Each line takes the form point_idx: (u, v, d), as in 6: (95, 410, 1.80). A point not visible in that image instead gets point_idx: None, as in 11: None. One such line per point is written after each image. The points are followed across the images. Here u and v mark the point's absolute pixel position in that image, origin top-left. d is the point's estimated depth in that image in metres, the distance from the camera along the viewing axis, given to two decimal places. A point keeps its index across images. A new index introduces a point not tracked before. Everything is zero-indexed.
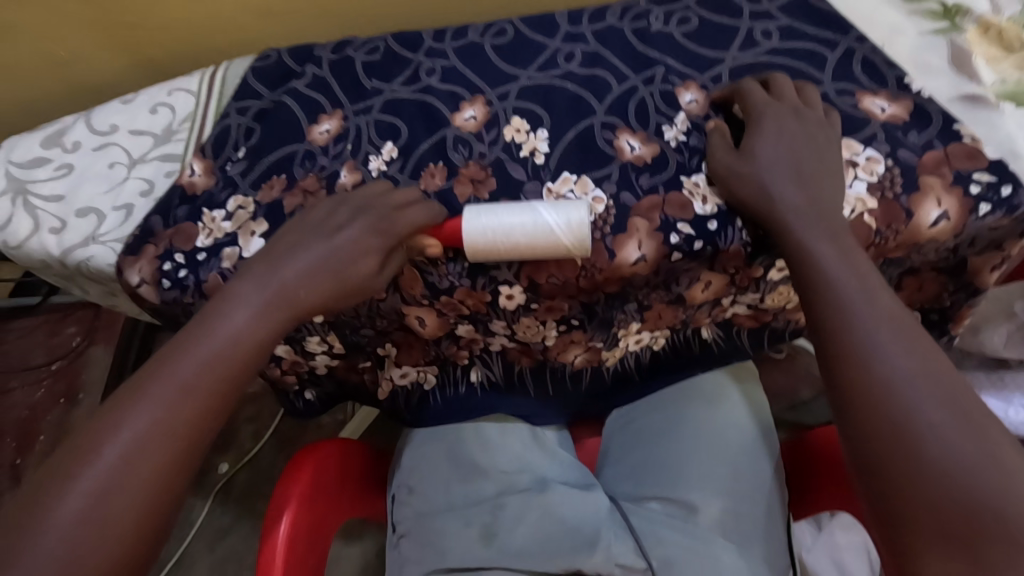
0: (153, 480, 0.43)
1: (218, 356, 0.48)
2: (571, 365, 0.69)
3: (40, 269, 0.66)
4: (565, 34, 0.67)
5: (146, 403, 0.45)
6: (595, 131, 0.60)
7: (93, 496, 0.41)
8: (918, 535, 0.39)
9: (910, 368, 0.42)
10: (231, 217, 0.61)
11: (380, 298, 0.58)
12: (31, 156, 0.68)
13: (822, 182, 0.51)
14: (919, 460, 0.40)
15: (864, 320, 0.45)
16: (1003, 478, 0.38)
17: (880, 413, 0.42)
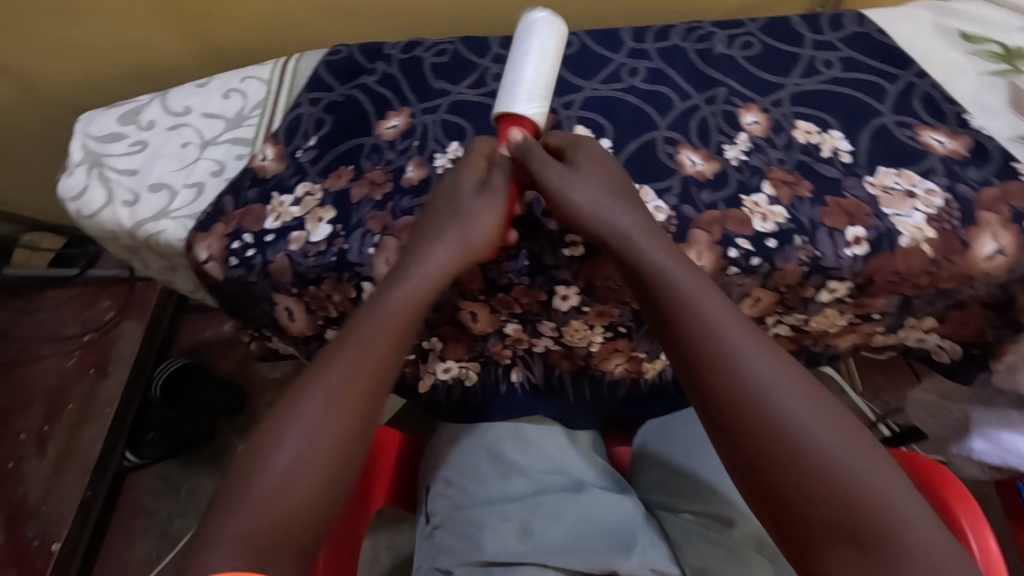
0: (328, 463, 0.46)
1: (380, 346, 0.50)
2: (610, 374, 0.71)
3: (109, 239, 0.68)
4: (630, 50, 0.69)
5: (321, 391, 0.48)
6: (657, 145, 0.62)
7: (281, 476, 0.45)
8: (818, 539, 0.41)
9: (780, 382, 0.45)
10: (300, 202, 0.63)
11: (439, 290, 0.60)
12: (108, 131, 0.71)
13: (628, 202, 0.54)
14: (808, 474, 0.42)
15: (728, 341, 0.46)
16: (872, 474, 0.42)
17: (776, 440, 0.43)
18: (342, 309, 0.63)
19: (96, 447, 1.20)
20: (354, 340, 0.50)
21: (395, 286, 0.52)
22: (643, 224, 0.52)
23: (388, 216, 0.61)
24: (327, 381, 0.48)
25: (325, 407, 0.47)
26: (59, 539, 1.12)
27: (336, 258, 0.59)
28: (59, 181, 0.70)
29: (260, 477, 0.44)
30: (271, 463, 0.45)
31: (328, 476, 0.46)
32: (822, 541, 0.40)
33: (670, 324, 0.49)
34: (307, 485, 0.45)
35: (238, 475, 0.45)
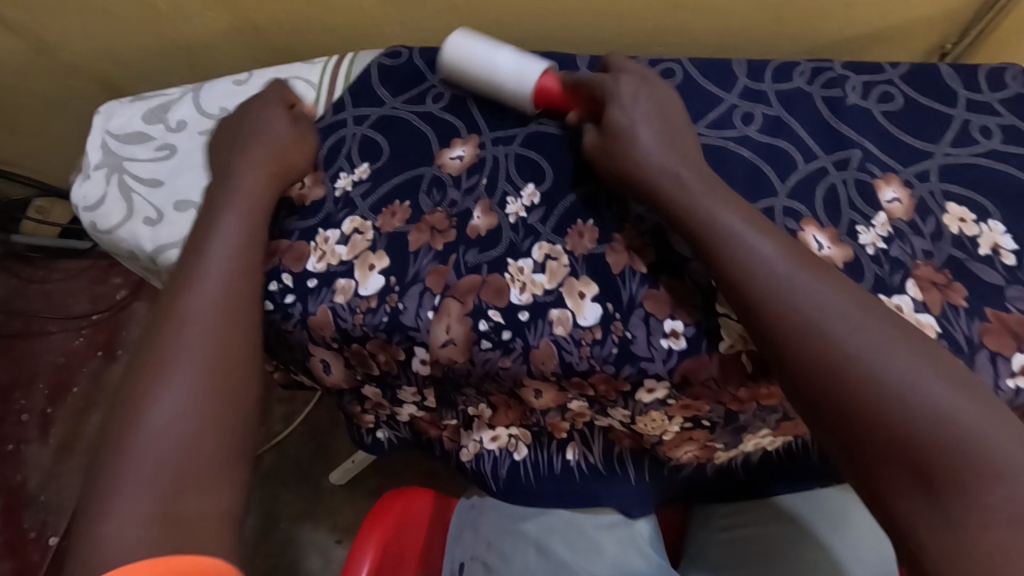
0: (217, 418, 0.44)
1: (232, 283, 0.48)
2: (677, 460, 0.62)
3: (127, 258, 0.60)
4: (743, 89, 0.59)
5: (186, 342, 0.45)
6: (775, 216, 0.52)
7: (165, 446, 0.41)
8: (879, 463, 0.36)
9: (834, 302, 0.41)
10: (347, 241, 0.55)
11: (503, 367, 0.50)
12: (132, 130, 0.62)
13: (675, 138, 0.51)
14: (867, 402, 0.37)
15: (772, 260, 0.43)
16: (947, 404, 0.36)
17: (814, 353, 0.39)
18: (385, 368, 0.55)
19: (100, 436, 1.14)
20: (201, 276, 0.48)
21: (208, 228, 0.51)
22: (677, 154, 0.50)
23: (450, 272, 0.52)
24: (189, 328, 0.46)
25: (200, 364, 0.45)
26: (58, 532, 1.06)
27: (388, 318, 0.51)
28: (72, 183, 0.61)
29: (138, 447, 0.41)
30: (152, 437, 0.41)
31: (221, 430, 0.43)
32: (891, 478, 0.36)
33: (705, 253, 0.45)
34: (208, 452, 0.42)
35: (112, 455, 0.41)
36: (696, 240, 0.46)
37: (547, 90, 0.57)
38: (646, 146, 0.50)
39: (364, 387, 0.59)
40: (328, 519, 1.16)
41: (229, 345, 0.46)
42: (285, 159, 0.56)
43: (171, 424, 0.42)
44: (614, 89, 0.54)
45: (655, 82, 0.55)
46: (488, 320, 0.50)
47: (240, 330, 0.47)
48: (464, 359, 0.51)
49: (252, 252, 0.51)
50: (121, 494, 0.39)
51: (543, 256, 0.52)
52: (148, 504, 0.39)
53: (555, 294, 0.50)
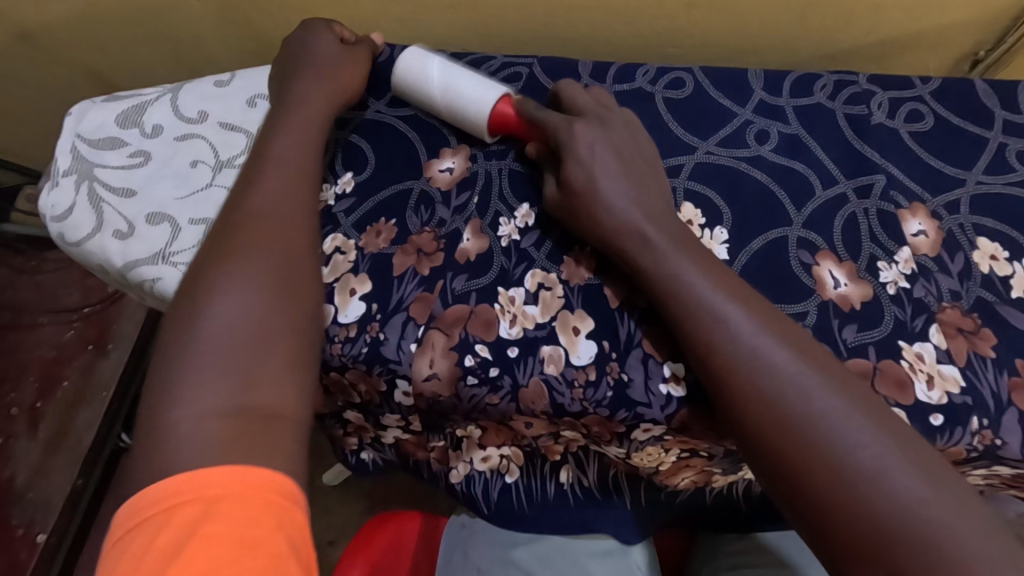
0: (277, 318, 0.40)
1: (290, 198, 0.46)
2: (674, 485, 0.60)
3: (98, 272, 0.57)
4: (759, 103, 0.54)
5: (258, 233, 0.42)
6: (789, 249, 0.48)
7: (229, 331, 0.37)
8: (849, 547, 0.33)
9: (800, 374, 0.38)
10: (328, 261, 0.51)
11: (491, 404, 0.47)
12: (105, 134, 0.58)
13: (648, 184, 0.47)
14: (828, 485, 0.34)
15: (733, 326, 0.40)
16: (920, 492, 0.33)
17: (780, 420, 0.36)
18: (367, 398, 0.52)
19: (90, 432, 1.12)
20: (260, 185, 0.45)
21: (269, 143, 0.49)
22: (651, 199, 0.46)
23: (436, 301, 0.48)
24: (254, 219, 0.43)
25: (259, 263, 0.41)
26: (45, 529, 1.05)
27: (368, 349, 0.48)
28: (41, 190, 0.58)
29: (195, 331, 0.37)
30: (204, 330, 0.37)
31: (286, 323, 0.40)
32: (857, 571, 0.32)
33: (671, 318, 0.42)
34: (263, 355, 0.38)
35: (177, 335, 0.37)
36: (660, 299, 0.43)
37: (503, 120, 0.52)
38: (613, 197, 0.46)
39: (346, 412, 0.56)
40: (321, 520, 1.14)
41: (290, 248, 0.43)
42: (342, 80, 0.55)
43: (231, 311, 0.38)
44: (568, 138, 0.48)
45: (616, 127, 0.50)
46: (475, 356, 0.47)
47: (298, 233, 0.44)
48: (449, 394, 0.48)
49: (313, 170, 0.49)
50: (186, 370, 0.35)
51: (536, 285, 0.48)
52: (210, 383, 0.35)
53: (547, 329, 0.47)
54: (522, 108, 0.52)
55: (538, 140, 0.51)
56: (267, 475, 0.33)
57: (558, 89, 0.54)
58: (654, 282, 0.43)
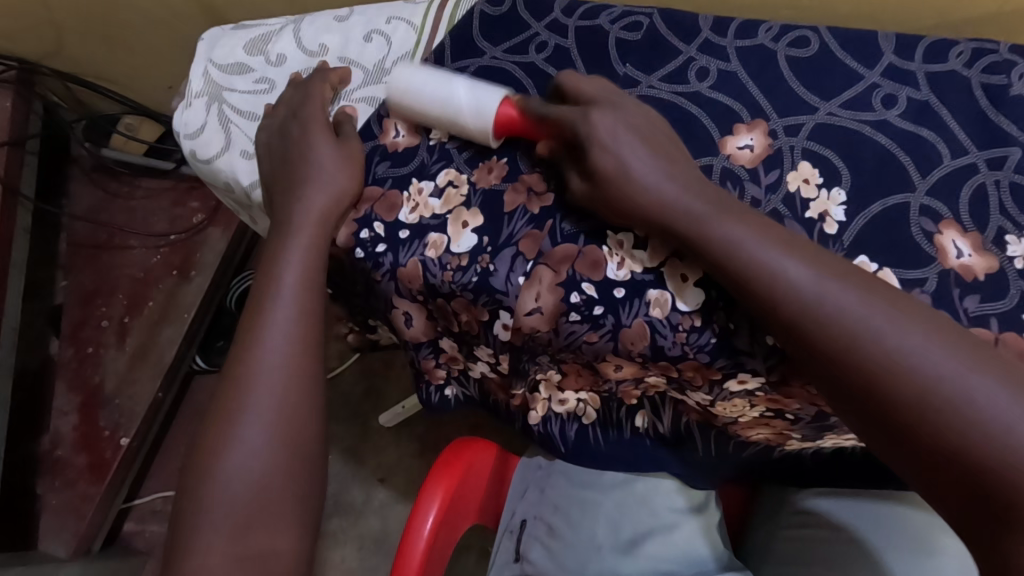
0: (283, 437, 0.43)
1: (300, 315, 0.47)
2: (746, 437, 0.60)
3: (221, 188, 0.61)
4: (888, 67, 0.52)
5: (267, 382, 0.44)
6: (910, 215, 0.47)
7: (242, 495, 0.41)
8: (970, 499, 0.35)
9: (875, 319, 0.39)
10: (441, 194, 0.53)
11: (589, 341, 0.49)
12: (232, 60, 0.60)
13: (675, 161, 0.47)
14: (941, 436, 0.36)
15: (802, 280, 0.40)
16: (1008, 413, 0.35)
17: (888, 394, 0.37)
18: (466, 328, 0.55)
19: (171, 350, 1.19)
20: (265, 338, 0.45)
21: (275, 284, 0.47)
22: (698, 184, 0.46)
23: (546, 238, 0.50)
24: (259, 382, 0.44)
25: (265, 396, 0.44)
26: (129, 434, 1.14)
27: (478, 278, 0.50)
28: (174, 109, 0.61)
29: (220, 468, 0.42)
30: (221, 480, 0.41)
31: (296, 472, 0.43)
32: (947, 494, 0.36)
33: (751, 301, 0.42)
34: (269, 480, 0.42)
35: (207, 465, 0.42)
36: (733, 279, 0.43)
37: (505, 124, 0.52)
38: (650, 180, 0.46)
39: (442, 340, 0.59)
40: (372, 458, 1.19)
41: (296, 393, 0.45)
42: (336, 188, 0.51)
43: (246, 457, 0.42)
44: (584, 127, 0.48)
45: (625, 104, 0.49)
46: (581, 293, 0.48)
47: (312, 350, 0.46)
48: (548, 329, 0.50)
49: (315, 307, 0.48)
50: (200, 545, 0.40)
51: (646, 231, 0.48)
52: (227, 553, 0.40)
53: (655, 273, 0.47)
54: (526, 108, 0.51)
55: (548, 140, 0.51)
56: None
57: (560, 83, 0.52)
58: (714, 247, 0.43)
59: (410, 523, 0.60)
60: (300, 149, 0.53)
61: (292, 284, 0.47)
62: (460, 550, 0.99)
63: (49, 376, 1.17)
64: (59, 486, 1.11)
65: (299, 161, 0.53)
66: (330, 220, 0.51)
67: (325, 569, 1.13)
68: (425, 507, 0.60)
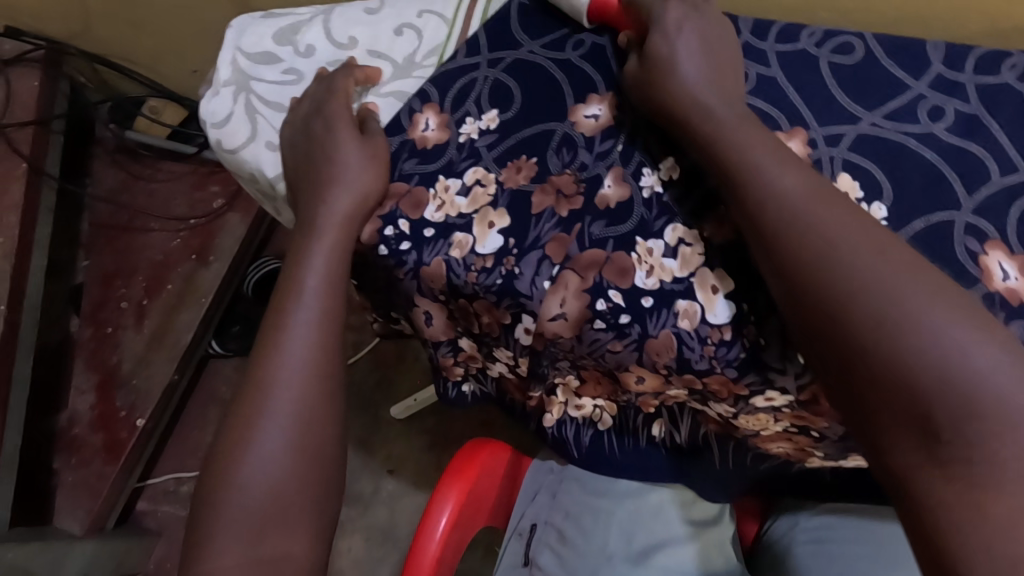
0: (302, 440, 0.43)
1: (324, 318, 0.46)
2: (767, 450, 0.58)
3: (246, 179, 0.60)
4: (936, 78, 0.50)
5: (289, 385, 0.44)
6: (955, 234, 0.45)
7: (259, 501, 0.41)
8: (887, 417, 0.34)
9: (850, 245, 0.38)
10: (468, 192, 0.52)
11: (613, 350, 0.48)
12: (261, 50, 0.60)
13: (722, 67, 0.48)
14: (880, 350, 0.34)
15: (780, 183, 0.41)
16: (967, 354, 0.33)
17: (846, 307, 0.36)
18: (486, 329, 0.54)
19: (188, 334, 1.20)
20: (287, 340, 0.45)
21: (299, 286, 0.47)
22: (727, 91, 0.47)
23: (573, 242, 0.49)
24: (280, 384, 0.44)
25: (287, 396, 0.43)
26: (143, 415, 1.15)
27: (502, 281, 0.49)
28: (201, 96, 0.61)
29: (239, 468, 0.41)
30: (239, 480, 0.41)
31: (313, 478, 0.43)
32: (883, 421, 0.35)
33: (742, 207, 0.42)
34: (285, 483, 0.42)
35: (224, 465, 0.42)
36: (732, 184, 0.43)
37: (602, 2, 0.53)
38: (685, 69, 0.47)
39: (462, 339, 0.58)
40: (381, 450, 1.19)
41: (317, 398, 0.44)
42: (360, 186, 0.51)
43: (265, 460, 0.42)
44: (656, 20, 0.49)
45: (708, 9, 0.50)
46: (607, 301, 0.47)
47: (333, 353, 0.46)
48: (571, 335, 0.48)
49: (337, 312, 0.47)
50: (216, 547, 0.40)
51: (676, 240, 0.47)
52: (241, 557, 0.40)
53: (684, 283, 0.46)
54: None
55: (634, 27, 0.52)
56: None
57: None
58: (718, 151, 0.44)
59: (423, 524, 0.59)
60: (327, 149, 0.52)
61: (316, 286, 0.47)
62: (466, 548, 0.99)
63: (68, 355, 1.19)
64: (74, 464, 1.12)
65: (323, 160, 0.52)
66: (356, 219, 0.50)
67: (331, 558, 1.14)
68: (438, 509, 0.59)
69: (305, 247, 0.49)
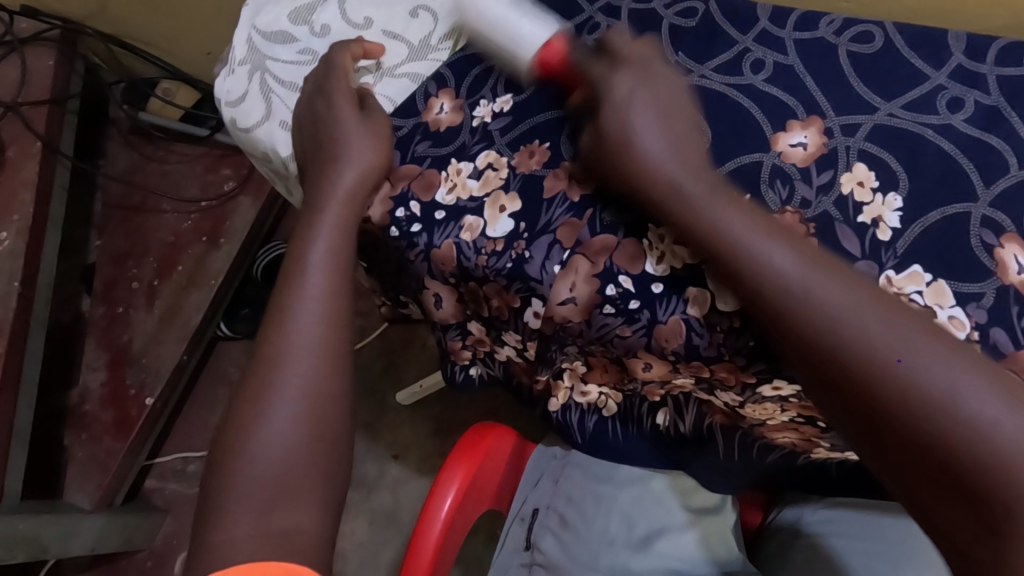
0: (311, 415, 0.43)
1: (331, 294, 0.46)
2: (772, 439, 0.59)
3: (260, 159, 0.61)
4: (956, 69, 0.50)
5: (296, 359, 0.44)
6: (971, 227, 0.45)
7: (269, 474, 0.41)
8: (926, 483, 0.35)
9: (860, 315, 0.37)
10: (480, 176, 0.52)
11: (622, 336, 0.48)
12: (277, 29, 0.60)
13: (686, 140, 0.46)
14: (910, 422, 0.34)
15: (774, 260, 0.40)
16: (1002, 421, 0.33)
17: (867, 386, 0.36)
18: (496, 313, 0.54)
19: (198, 315, 1.21)
20: (297, 316, 0.45)
21: (303, 262, 0.47)
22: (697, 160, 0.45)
23: (584, 227, 0.49)
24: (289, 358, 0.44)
25: (294, 370, 0.44)
26: (153, 394, 1.16)
27: (512, 265, 0.49)
28: (217, 74, 0.61)
29: (250, 446, 0.42)
30: (250, 455, 0.41)
31: (321, 453, 0.43)
32: (919, 485, 0.35)
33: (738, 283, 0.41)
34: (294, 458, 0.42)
35: (235, 440, 0.42)
36: (717, 256, 0.42)
37: (546, 62, 0.50)
38: (656, 156, 0.45)
39: (471, 322, 0.58)
40: (387, 435, 1.20)
41: (325, 372, 0.44)
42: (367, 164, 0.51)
43: (274, 436, 0.42)
44: (605, 92, 0.47)
45: (658, 75, 0.48)
46: (617, 286, 0.47)
47: (339, 329, 0.46)
48: (580, 320, 0.49)
49: (342, 287, 0.47)
50: (229, 519, 0.40)
51: None
52: (252, 529, 0.39)
53: (694, 270, 0.46)
54: (567, 53, 0.49)
55: (584, 87, 0.49)
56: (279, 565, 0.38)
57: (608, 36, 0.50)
58: (700, 240, 0.43)
59: (428, 505, 0.60)
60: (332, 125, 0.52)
61: (320, 262, 0.47)
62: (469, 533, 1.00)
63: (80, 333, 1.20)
64: (85, 440, 1.14)
65: (332, 141, 0.52)
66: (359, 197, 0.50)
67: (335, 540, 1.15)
68: (443, 490, 0.60)
69: (310, 223, 0.49)
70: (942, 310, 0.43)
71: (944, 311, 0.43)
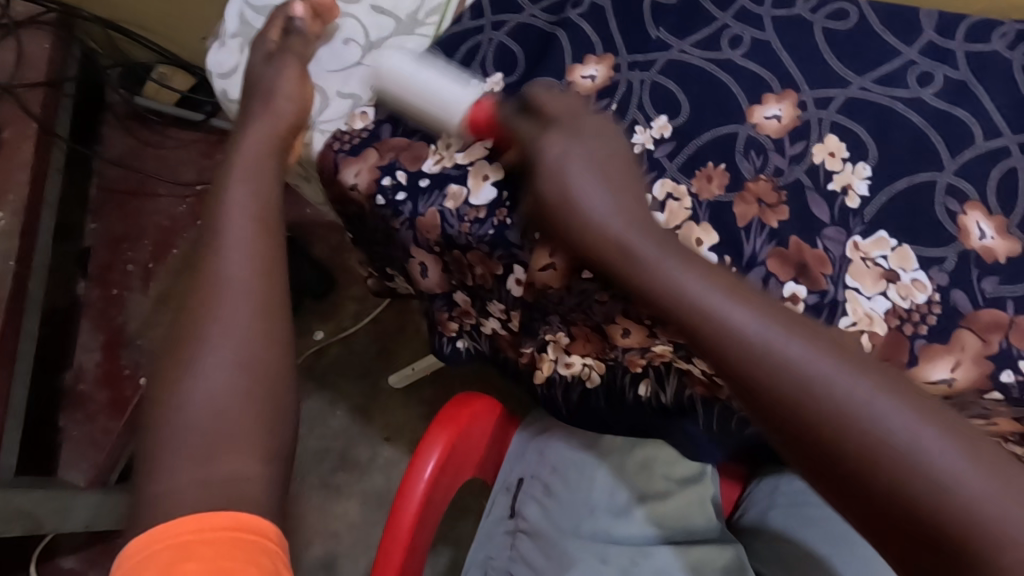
0: (248, 357, 0.38)
1: (258, 229, 0.42)
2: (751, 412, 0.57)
3: None
4: (927, 45, 0.51)
5: (231, 296, 0.39)
6: (936, 194, 0.46)
7: (202, 422, 0.36)
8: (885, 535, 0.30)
9: (790, 342, 0.34)
10: (467, 147, 0.53)
11: (599, 300, 0.51)
12: (267, 3, 0.61)
13: (614, 173, 0.45)
14: (863, 467, 0.30)
15: (693, 289, 0.38)
16: (944, 460, 0.29)
17: (811, 423, 0.32)
18: (480, 281, 0.56)
19: None
20: (224, 250, 0.41)
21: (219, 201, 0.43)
22: (630, 201, 0.44)
23: None
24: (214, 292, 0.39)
25: (224, 308, 0.39)
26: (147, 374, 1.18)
27: (494, 232, 0.51)
28: (208, 49, 0.62)
29: (178, 399, 0.36)
30: (182, 402, 0.36)
31: (266, 398, 0.38)
32: (881, 536, 0.31)
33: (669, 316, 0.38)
34: (230, 399, 0.37)
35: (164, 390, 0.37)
36: (645, 287, 0.40)
37: (477, 121, 0.52)
38: (596, 206, 0.43)
39: (456, 294, 0.60)
40: (380, 418, 1.22)
41: (251, 308, 0.39)
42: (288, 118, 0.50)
43: (202, 383, 0.37)
44: (539, 151, 0.46)
45: (588, 126, 0.48)
46: None
47: (275, 262, 0.42)
48: (561, 285, 0.51)
49: (275, 222, 0.43)
50: (162, 475, 0.34)
51: (665, 194, 0.49)
52: (192, 479, 0.34)
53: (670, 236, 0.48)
54: (496, 112, 0.51)
55: (516, 148, 0.50)
56: (225, 517, 0.33)
57: (531, 94, 0.51)
58: (635, 279, 0.40)
59: (411, 469, 0.62)
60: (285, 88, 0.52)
61: (243, 196, 0.43)
62: (459, 512, 1.02)
63: (75, 315, 1.21)
64: (80, 419, 1.15)
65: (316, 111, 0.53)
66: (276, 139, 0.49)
67: (327, 521, 1.17)
68: (426, 455, 0.62)
69: (235, 165, 0.46)
70: (905, 273, 0.45)
71: (907, 274, 0.45)
